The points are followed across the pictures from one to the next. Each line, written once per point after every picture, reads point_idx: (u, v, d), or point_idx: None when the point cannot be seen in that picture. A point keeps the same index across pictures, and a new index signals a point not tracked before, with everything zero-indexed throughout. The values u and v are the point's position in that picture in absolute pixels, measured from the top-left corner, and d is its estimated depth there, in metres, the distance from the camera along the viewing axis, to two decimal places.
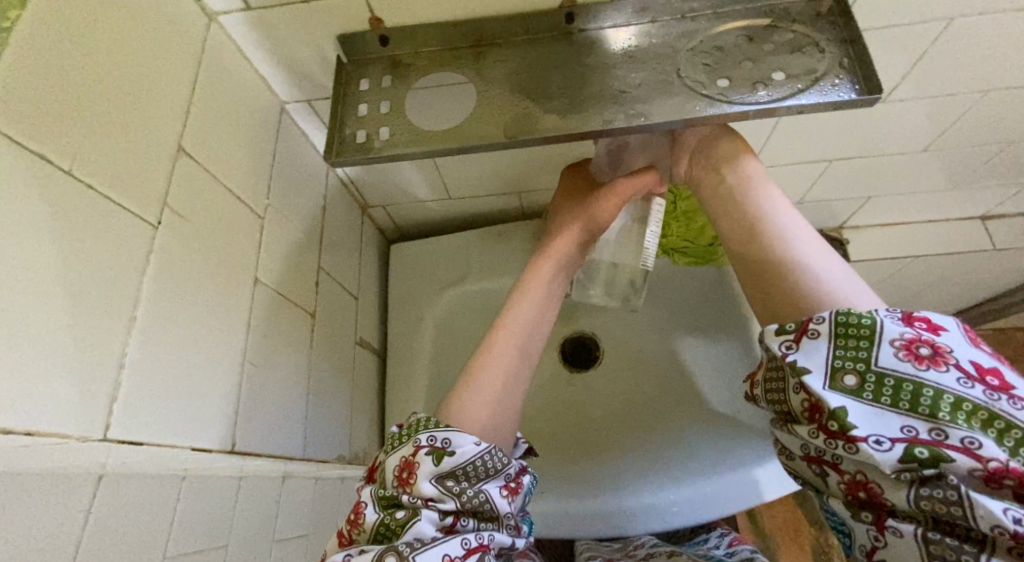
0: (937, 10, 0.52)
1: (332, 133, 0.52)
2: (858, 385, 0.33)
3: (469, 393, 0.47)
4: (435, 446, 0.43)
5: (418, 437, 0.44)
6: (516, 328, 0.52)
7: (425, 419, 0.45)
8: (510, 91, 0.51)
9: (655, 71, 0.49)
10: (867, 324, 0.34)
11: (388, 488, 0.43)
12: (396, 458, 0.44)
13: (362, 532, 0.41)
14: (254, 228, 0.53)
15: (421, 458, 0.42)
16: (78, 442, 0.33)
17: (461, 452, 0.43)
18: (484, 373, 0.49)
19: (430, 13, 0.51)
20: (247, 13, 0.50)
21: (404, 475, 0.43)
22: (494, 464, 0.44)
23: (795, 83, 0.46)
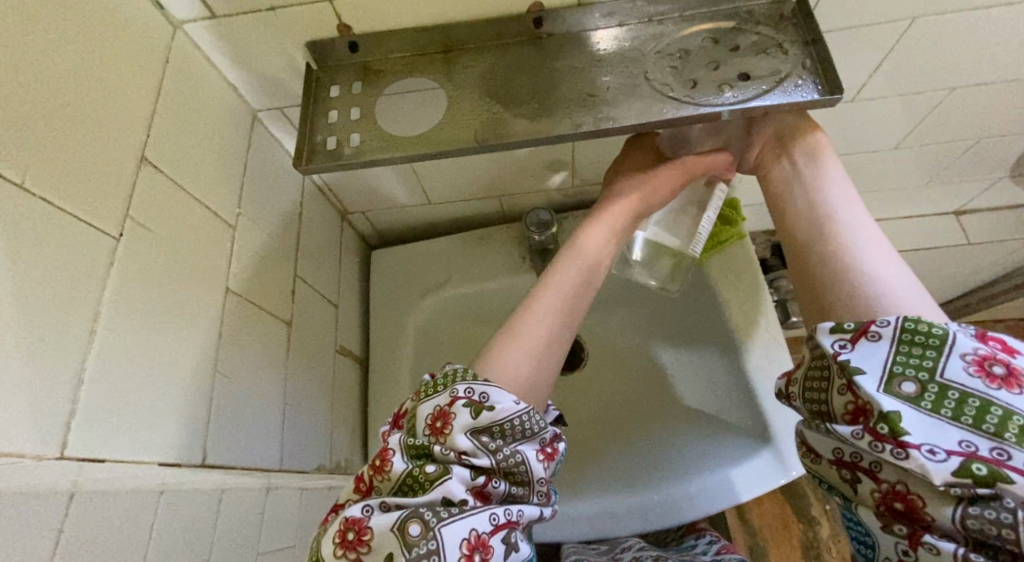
0: (899, 10, 0.53)
1: (302, 139, 0.52)
2: (917, 394, 0.33)
3: (512, 347, 0.47)
4: (473, 399, 0.42)
5: (455, 388, 0.43)
6: (561, 295, 0.51)
7: (462, 371, 0.44)
8: (480, 97, 0.51)
9: (623, 73, 0.50)
10: (937, 334, 0.34)
11: (417, 437, 0.42)
12: (430, 404, 0.43)
13: (385, 481, 0.41)
14: (225, 238, 0.53)
15: (458, 409, 0.42)
16: (33, 461, 0.33)
17: (499, 409, 0.42)
18: (520, 342, 0.47)
19: (399, 19, 0.51)
20: (212, 21, 0.50)
21: (437, 425, 0.42)
22: (531, 426, 0.43)
23: (760, 83, 0.46)
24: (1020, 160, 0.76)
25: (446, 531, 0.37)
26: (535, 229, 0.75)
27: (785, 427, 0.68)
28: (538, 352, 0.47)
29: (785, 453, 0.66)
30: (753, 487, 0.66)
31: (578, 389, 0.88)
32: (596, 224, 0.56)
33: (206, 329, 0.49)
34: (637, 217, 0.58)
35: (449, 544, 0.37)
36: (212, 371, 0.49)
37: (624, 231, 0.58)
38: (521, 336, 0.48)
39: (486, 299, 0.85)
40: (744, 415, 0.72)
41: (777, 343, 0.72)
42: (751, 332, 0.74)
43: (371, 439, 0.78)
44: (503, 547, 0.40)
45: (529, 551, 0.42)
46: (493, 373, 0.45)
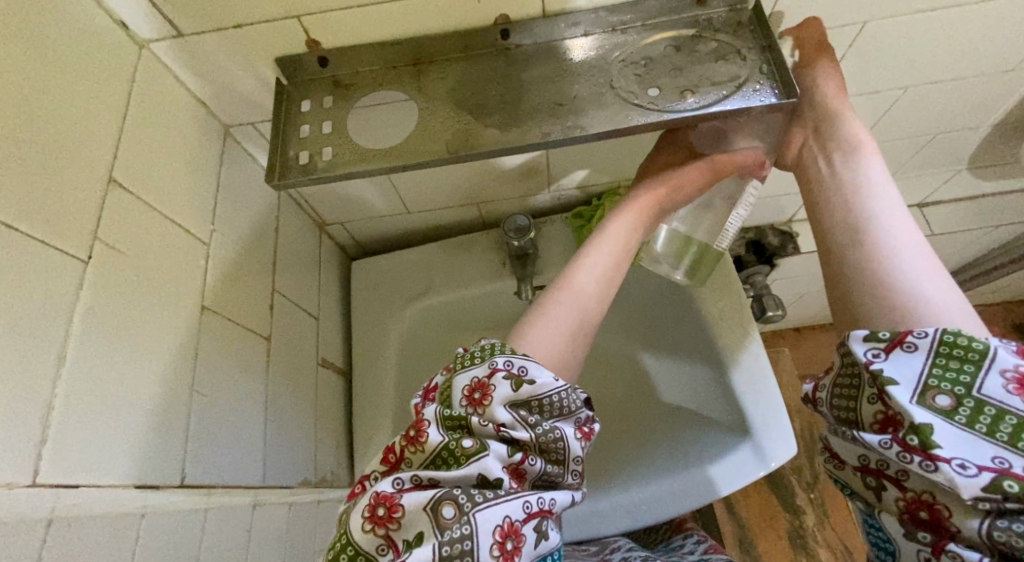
0: (853, 13, 0.54)
1: (275, 155, 0.52)
2: (951, 407, 0.32)
3: (540, 327, 0.49)
4: (513, 372, 0.43)
5: (494, 360, 0.44)
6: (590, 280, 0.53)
7: (499, 345, 0.46)
8: (450, 109, 0.52)
9: (589, 82, 0.51)
10: (978, 348, 0.32)
11: (453, 408, 0.43)
12: (468, 376, 0.44)
13: (420, 452, 0.41)
14: (199, 256, 0.53)
15: (498, 382, 0.42)
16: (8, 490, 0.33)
17: (539, 384, 0.43)
18: (548, 318, 0.49)
19: (368, 35, 0.52)
20: (179, 40, 0.50)
21: (476, 396, 0.42)
22: (568, 403, 0.44)
23: (720, 89, 0.48)
24: (977, 151, 0.79)
25: (480, 516, 0.37)
26: (513, 234, 0.76)
27: (763, 421, 0.69)
28: (568, 333, 0.49)
29: (764, 445, 0.68)
30: (733, 480, 0.68)
31: None
32: (623, 217, 0.59)
33: (179, 349, 0.49)
34: (664, 208, 0.61)
35: (482, 530, 0.37)
36: (189, 389, 0.49)
37: (650, 222, 0.60)
38: (548, 316, 0.50)
39: (468, 305, 0.85)
40: (725, 408, 0.72)
41: (753, 339, 0.73)
42: (728, 328, 0.74)
43: (357, 450, 0.78)
44: (534, 534, 0.40)
45: (557, 541, 0.42)
46: (523, 346, 0.47)
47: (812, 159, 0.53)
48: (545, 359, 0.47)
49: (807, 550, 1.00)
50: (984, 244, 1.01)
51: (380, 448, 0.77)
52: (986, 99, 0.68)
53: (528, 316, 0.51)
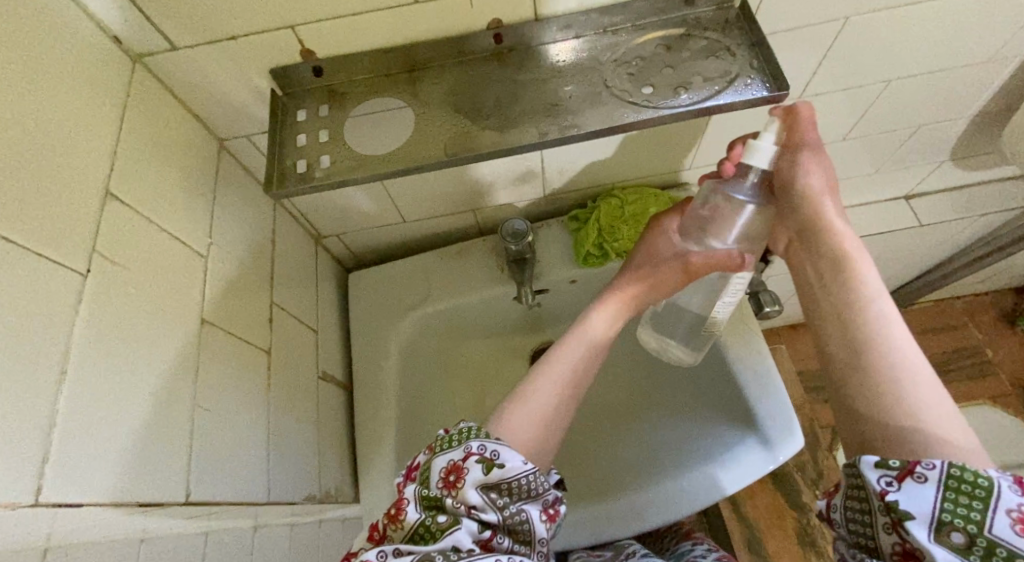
0: (835, 10, 0.55)
1: (272, 164, 0.52)
2: (965, 544, 0.32)
3: (520, 411, 0.49)
4: (485, 456, 0.44)
5: (468, 444, 0.44)
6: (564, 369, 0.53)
7: (475, 428, 0.46)
8: (447, 113, 0.53)
9: (584, 83, 0.51)
10: (983, 485, 0.33)
11: (431, 488, 0.44)
12: (443, 459, 0.44)
13: (400, 529, 0.42)
14: (196, 268, 0.52)
15: (471, 465, 0.43)
16: (7, 510, 0.32)
17: (509, 467, 0.43)
18: (528, 402, 0.50)
19: (362, 42, 0.52)
20: (174, 53, 0.50)
21: (450, 478, 0.43)
22: (537, 486, 0.44)
23: (712, 85, 0.49)
24: (960, 142, 0.81)
25: None
26: (510, 239, 0.75)
27: (768, 415, 0.69)
28: (542, 420, 0.49)
29: (771, 438, 0.67)
30: (742, 476, 0.67)
31: None
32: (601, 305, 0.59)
33: (180, 365, 0.48)
34: (645, 301, 0.61)
35: None
36: (190, 408, 0.49)
37: (630, 315, 0.60)
38: (527, 399, 0.50)
39: (467, 313, 0.85)
40: (731, 406, 0.73)
41: (755, 338, 0.74)
42: (730, 326, 0.75)
43: (360, 466, 0.76)
44: None
45: None
46: (500, 432, 0.47)
47: (803, 269, 0.49)
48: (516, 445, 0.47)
49: (816, 548, 1.00)
50: (971, 234, 1.03)
51: (384, 462, 0.75)
52: (967, 89, 0.70)
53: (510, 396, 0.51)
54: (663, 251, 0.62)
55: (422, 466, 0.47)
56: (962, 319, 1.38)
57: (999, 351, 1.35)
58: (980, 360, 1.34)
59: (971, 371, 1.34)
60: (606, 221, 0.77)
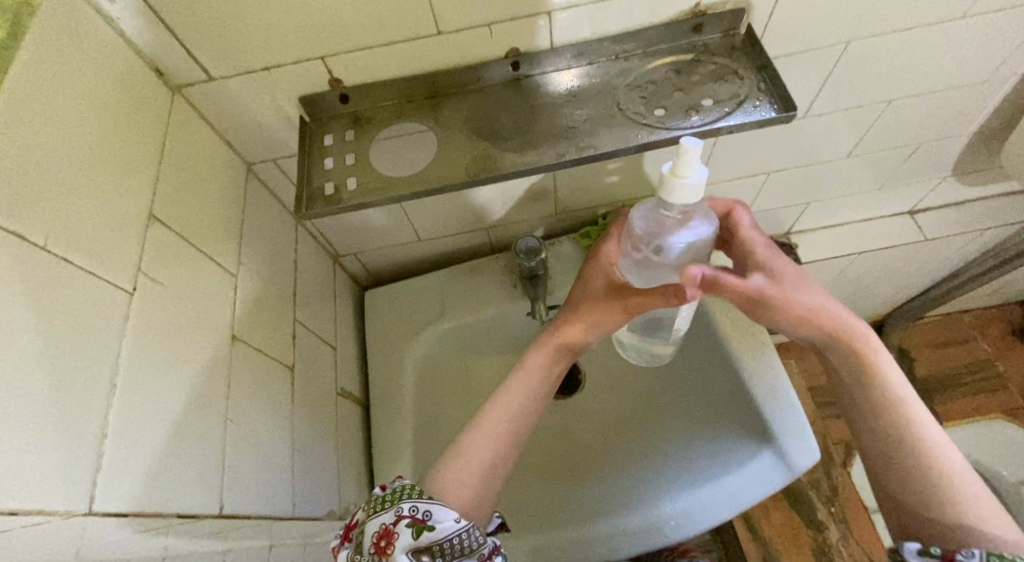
0: (838, 35, 0.58)
1: (301, 186, 0.54)
2: None
3: (452, 472, 0.52)
4: (416, 518, 0.46)
5: (400, 506, 0.47)
6: (495, 429, 0.55)
7: (408, 487, 0.48)
8: (467, 136, 0.55)
9: (599, 107, 0.54)
10: None
11: (364, 554, 0.46)
12: (374, 523, 0.47)
13: None
14: (228, 285, 0.53)
15: (401, 529, 0.45)
16: (62, 518, 0.33)
17: (440, 528, 0.46)
18: (458, 465, 0.53)
19: (387, 70, 0.54)
20: (211, 84, 0.53)
21: (381, 543, 0.45)
22: (469, 543, 0.46)
23: (722, 108, 0.51)
24: (961, 159, 0.83)
25: None
26: (524, 256, 0.77)
27: (783, 426, 0.70)
28: (470, 482, 0.52)
29: (785, 449, 0.69)
30: (759, 488, 0.69)
31: (578, 411, 0.90)
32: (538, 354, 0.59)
33: (211, 376, 0.49)
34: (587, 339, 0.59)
35: None
36: (222, 423, 0.50)
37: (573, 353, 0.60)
38: (461, 464, 0.53)
39: (483, 330, 0.86)
40: (743, 418, 0.74)
41: (766, 349, 0.76)
42: (741, 340, 0.77)
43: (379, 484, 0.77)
44: None
45: None
46: (439, 494, 0.51)
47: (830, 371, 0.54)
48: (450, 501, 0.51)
49: None
50: (976, 248, 1.05)
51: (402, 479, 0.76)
52: (965, 108, 0.72)
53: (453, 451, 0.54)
54: (596, 289, 0.57)
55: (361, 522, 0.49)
56: (971, 333, 1.39)
57: (1011, 365, 1.35)
58: (992, 374, 1.35)
59: (983, 385, 1.34)
60: None
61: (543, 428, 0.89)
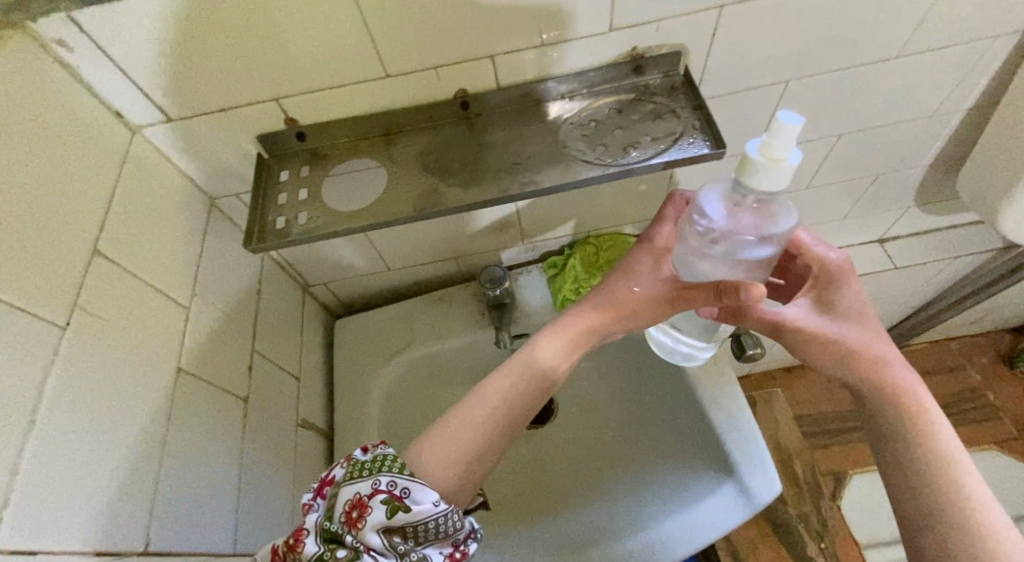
0: (779, 74, 0.60)
1: (253, 220, 0.56)
2: None
3: (440, 442, 0.50)
4: (394, 494, 0.44)
5: (379, 479, 0.44)
6: (496, 408, 0.52)
7: (393, 459, 0.46)
8: (417, 172, 0.57)
9: (544, 145, 0.56)
10: None
11: (333, 521, 0.44)
12: (351, 489, 0.45)
13: (297, 559, 0.42)
14: (178, 318, 0.52)
15: (375, 505, 0.43)
16: None
17: (416, 510, 0.44)
18: (450, 433, 0.50)
19: (340, 110, 0.56)
20: (170, 124, 0.55)
21: (353, 515, 0.43)
22: (445, 528, 0.44)
23: (659, 145, 0.53)
24: (923, 189, 0.85)
25: None
26: (489, 284, 0.79)
27: (747, 461, 0.69)
28: (460, 456, 0.49)
29: (749, 485, 0.68)
30: (722, 523, 0.67)
31: (550, 441, 0.90)
32: (560, 337, 0.57)
33: (154, 406, 0.47)
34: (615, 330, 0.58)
35: None
36: (157, 459, 0.47)
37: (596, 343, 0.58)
38: (451, 435, 0.50)
39: (452, 358, 0.87)
40: (709, 451, 0.74)
41: (730, 383, 0.75)
42: (708, 375, 0.76)
43: None
44: None
45: None
46: (424, 463, 0.48)
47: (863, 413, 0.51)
48: (426, 473, 0.48)
49: None
50: (950, 276, 1.06)
51: None
52: (922, 137, 0.73)
53: (445, 419, 0.52)
54: (615, 280, 0.58)
55: (339, 479, 0.47)
56: (959, 361, 1.39)
57: (1000, 394, 1.35)
58: (981, 403, 1.35)
59: (973, 414, 1.34)
60: (583, 258, 0.82)
61: (514, 457, 0.89)
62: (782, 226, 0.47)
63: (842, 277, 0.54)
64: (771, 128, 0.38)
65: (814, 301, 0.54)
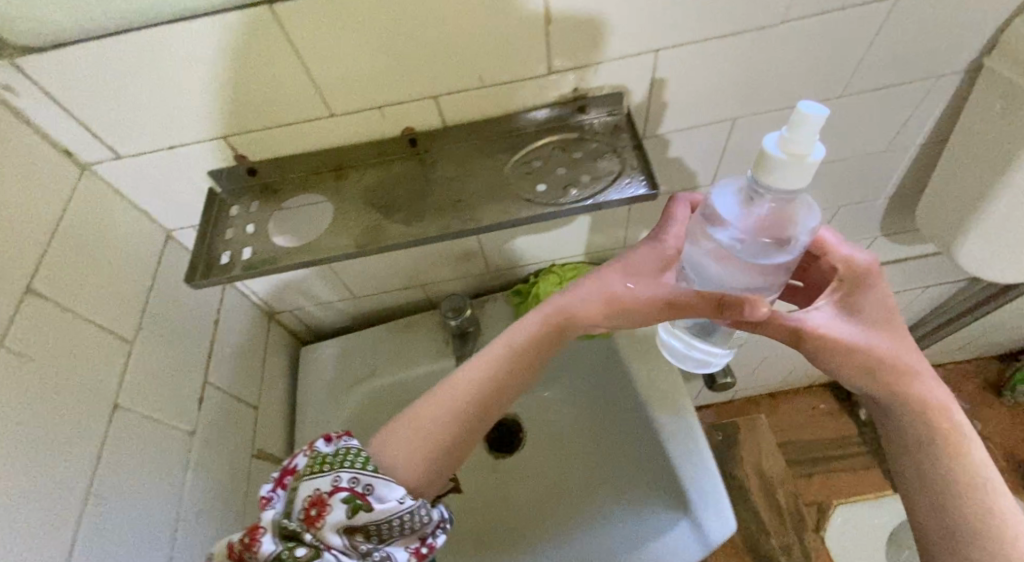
0: (726, 112, 0.60)
1: (198, 255, 0.56)
2: None
3: (413, 436, 0.51)
4: (356, 493, 0.46)
5: (340, 477, 0.46)
6: (474, 403, 0.53)
7: (358, 455, 0.47)
8: (364, 208, 0.58)
9: (487, 183, 0.57)
10: None
11: (293, 517, 0.45)
12: (311, 484, 0.46)
13: (255, 556, 0.43)
14: (118, 353, 0.53)
15: (336, 504, 0.45)
16: None
17: (378, 509, 0.45)
18: (427, 427, 0.52)
19: (288, 147, 0.57)
20: (119, 161, 0.56)
21: (313, 512, 0.45)
22: (408, 525, 0.46)
23: (598, 185, 0.54)
24: (888, 221, 0.85)
25: None
26: (451, 313, 0.80)
27: (702, 497, 0.69)
28: (428, 448, 0.51)
29: (703, 523, 0.67)
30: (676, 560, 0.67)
31: (515, 470, 0.89)
32: (536, 327, 0.55)
33: (83, 441, 0.47)
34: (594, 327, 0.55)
35: None
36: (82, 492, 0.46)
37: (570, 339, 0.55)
38: (423, 426, 0.52)
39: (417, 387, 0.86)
40: (666, 484, 0.73)
41: (688, 416, 0.74)
42: (664, 409, 0.75)
43: None
44: None
45: None
46: (395, 458, 0.50)
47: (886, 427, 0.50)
48: (394, 467, 0.50)
49: None
50: (925, 305, 1.06)
51: None
52: (875, 172, 0.74)
53: (415, 410, 0.53)
54: (612, 277, 0.53)
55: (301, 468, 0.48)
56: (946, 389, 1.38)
57: (987, 423, 1.34)
58: None
59: None
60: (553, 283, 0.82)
61: (478, 485, 0.88)
62: (802, 228, 0.44)
63: (867, 279, 0.50)
64: (793, 120, 0.35)
65: (837, 308, 0.50)
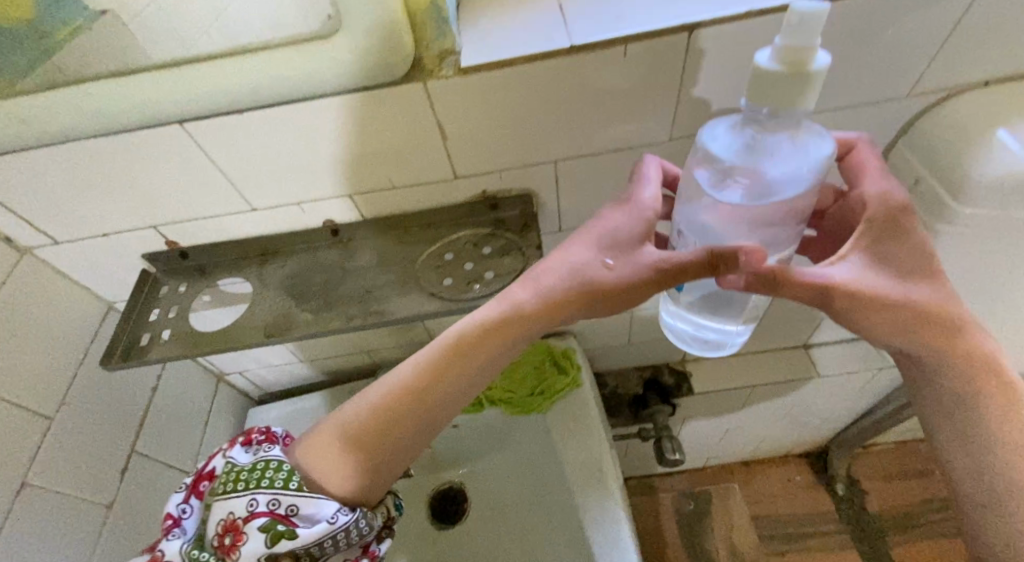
0: None
1: (118, 335, 0.60)
2: None
3: (342, 445, 0.47)
4: (274, 518, 0.44)
5: (256, 500, 0.44)
6: (416, 400, 0.47)
7: (280, 472, 0.46)
8: (281, 293, 0.61)
9: (399, 273, 0.60)
10: None
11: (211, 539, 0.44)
12: (226, 507, 0.45)
13: None
14: (35, 431, 0.56)
15: (252, 533, 0.43)
16: None
17: (300, 536, 0.43)
18: (365, 426, 0.47)
19: (216, 235, 0.61)
20: (58, 245, 0.60)
21: (230, 540, 0.44)
22: (342, 542, 0.45)
23: (500, 283, 0.57)
24: None
25: None
26: None
27: None
28: (356, 456, 0.47)
29: None
30: None
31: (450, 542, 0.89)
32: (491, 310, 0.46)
33: None
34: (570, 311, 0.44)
35: None
36: None
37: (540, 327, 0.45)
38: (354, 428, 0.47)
39: None
40: None
41: (613, 500, 0.73)
42: (586, 495, 0.74)
43: None
44: None
45: None
46: (319, 470, 0.47)
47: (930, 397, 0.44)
48: (325, 479, 0.46)
49: None
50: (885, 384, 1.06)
51: None
52: None
53: (347, 413, 0.48)
54: (584, 248, 0.44)
55: (218, 474, 0.48)
56: (927, 467, 1.33)
57: None
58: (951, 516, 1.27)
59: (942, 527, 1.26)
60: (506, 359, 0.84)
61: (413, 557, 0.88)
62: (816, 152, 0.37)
63: (904, 218, 0.42)
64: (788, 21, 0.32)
65: (869, 252, 0.41)
